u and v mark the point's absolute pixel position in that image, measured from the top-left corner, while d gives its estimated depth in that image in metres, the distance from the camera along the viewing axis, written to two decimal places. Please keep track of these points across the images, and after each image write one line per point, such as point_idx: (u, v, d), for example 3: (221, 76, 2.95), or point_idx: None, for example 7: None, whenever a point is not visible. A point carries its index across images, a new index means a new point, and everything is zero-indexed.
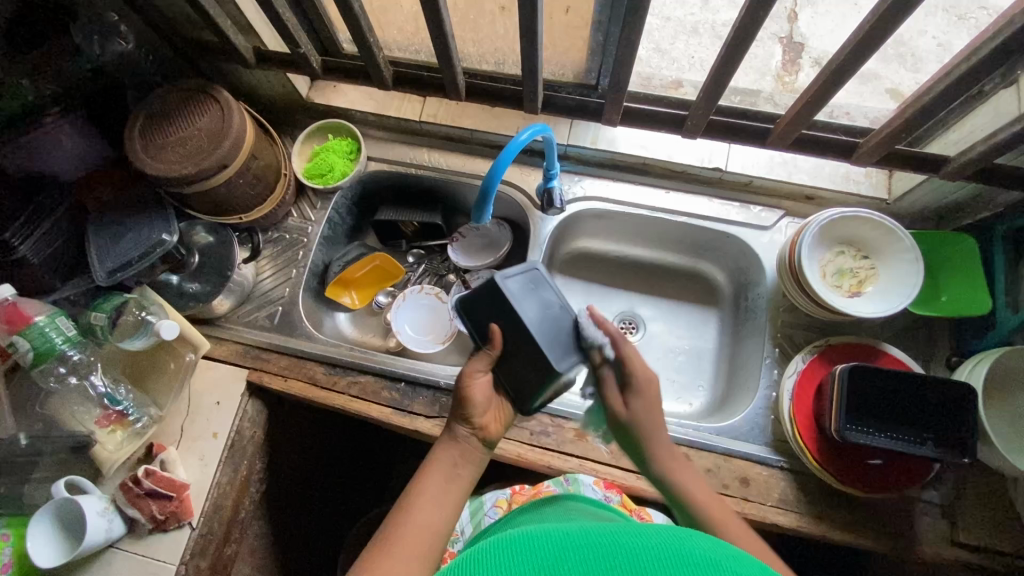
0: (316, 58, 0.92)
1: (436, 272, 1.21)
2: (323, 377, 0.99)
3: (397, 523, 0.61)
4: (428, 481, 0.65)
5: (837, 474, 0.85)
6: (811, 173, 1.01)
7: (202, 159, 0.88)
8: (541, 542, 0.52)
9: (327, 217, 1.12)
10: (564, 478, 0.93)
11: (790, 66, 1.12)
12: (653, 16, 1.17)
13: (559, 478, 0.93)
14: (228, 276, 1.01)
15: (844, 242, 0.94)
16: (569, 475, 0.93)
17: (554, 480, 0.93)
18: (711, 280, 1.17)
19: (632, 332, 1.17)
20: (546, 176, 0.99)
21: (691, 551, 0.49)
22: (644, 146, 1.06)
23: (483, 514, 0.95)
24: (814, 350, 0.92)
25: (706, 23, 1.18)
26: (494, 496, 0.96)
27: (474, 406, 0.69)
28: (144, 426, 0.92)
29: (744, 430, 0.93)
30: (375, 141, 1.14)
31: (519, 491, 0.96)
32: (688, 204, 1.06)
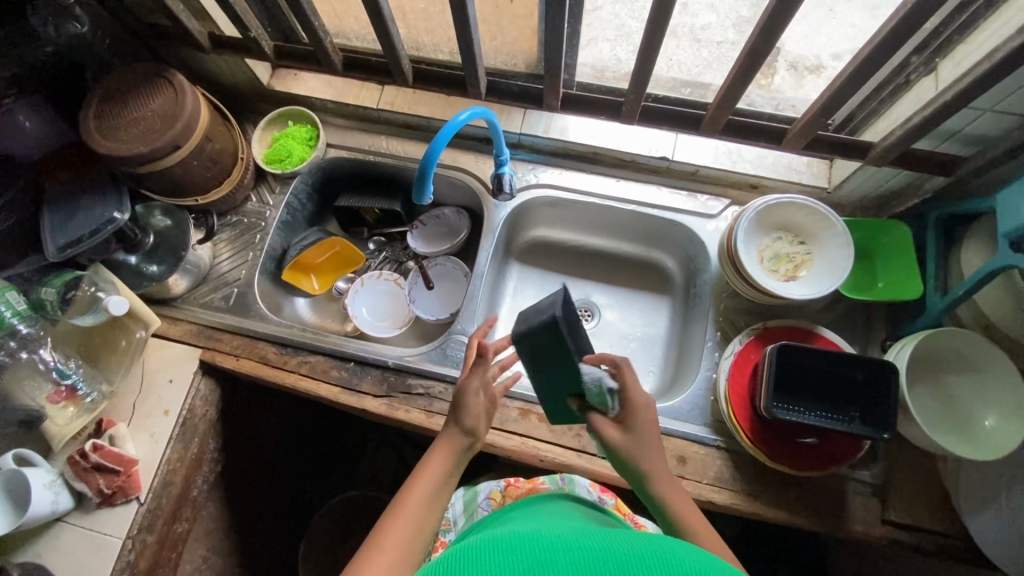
0: (268, 44, 0.94)
1: (396, 259, 1.24)
2: (274, 357, 1.01)
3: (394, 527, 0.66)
4: (420, 488, 0.70)
5: (770, 452, 0.87)
6: (755, 163, 1.04)
7: (154, 139, 0.90)
8: (528, 545, 0.53)
9: (285, 202, 1.13)
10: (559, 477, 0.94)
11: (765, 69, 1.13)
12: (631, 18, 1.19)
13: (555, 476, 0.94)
14: (182, 256, 1.02)
15: (782, 227, 0.97)
16: (564, 475, 0.94)
17: (549, 478, 0.94)
18: (663, 268, 1.19)
19: (587, 319, 1.19)
20: (497, 162, 1.02)
21: (677, 560, 0.48)
22: (594, 135, 1.09)
23: (477, 505, 0.95)
24: (751, 332, 0.95)
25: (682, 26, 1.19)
26: (488, 488, 0.97)
27: (465, 412, 0.76)
28: (95, 401, 0.94)
29: (684, 410, 0.95)
30: (335, 129, 1.16)
31: (514, 485, 0.97)
32: (637, 192, 1.09)
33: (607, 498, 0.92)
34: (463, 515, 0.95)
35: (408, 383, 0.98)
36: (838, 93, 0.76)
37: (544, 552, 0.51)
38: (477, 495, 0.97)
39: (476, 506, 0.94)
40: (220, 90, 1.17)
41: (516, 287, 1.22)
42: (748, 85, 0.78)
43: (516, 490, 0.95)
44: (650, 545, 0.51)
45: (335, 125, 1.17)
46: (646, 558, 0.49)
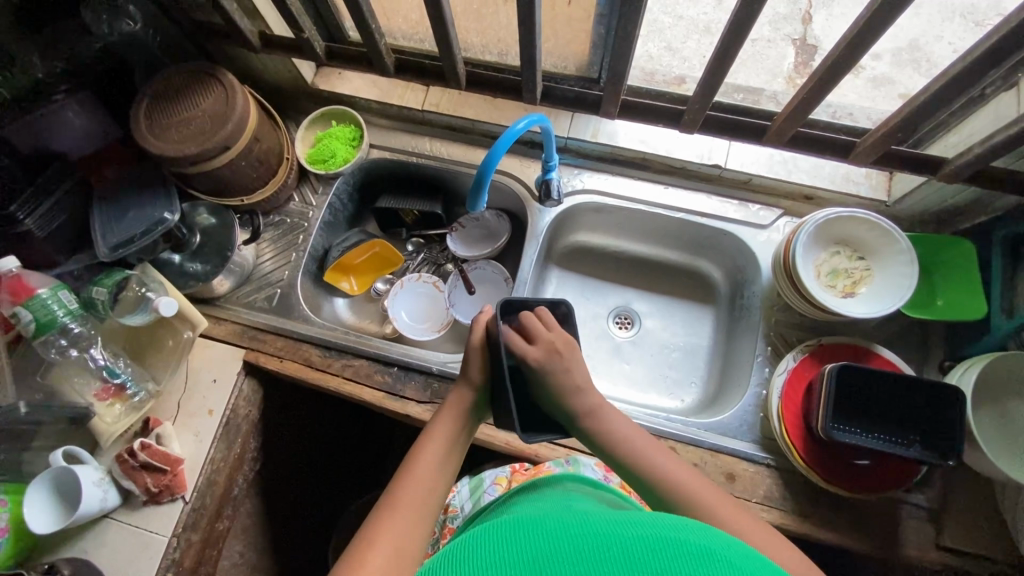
0: (320, 44, 0.93)
1: (434, 261, 1.23)
2: (317, 359, 1.01)
3: (401, 483, 0.65)
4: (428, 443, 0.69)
5: (824, 474, 0.85)
6: (810, 173, 1.01)
7: (205, 140, 0.90)
8: (535, 532, 0.51)
9: (328, 203, 1.13)
10: (565, 459, 0.92)
11: (802, 69, 1.09)
12: (664, 14, 1.15)
13: (561, 458, 0.92)
14: (228, 256, 1.02)
15: (840, 241, 0.94)
16: (570, 457, 0.92)
17: (555, 461, 0.91)
18: (707, 278, 1.17)
19: (627, 327, 1.18)
20: (546, 168, 1.00)
21: (686, 540, 0.47)
22: (644, 141, 1.06)
23: (483, 490, 0.93)
24: (805, 349, 0.92)
25: (719, 23, 1.15)
26: (494, 474, 0.95)
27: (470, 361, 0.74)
28: (142, 400, 0.95)
29: (733, 426, 0.94)
30: (378, 129, 1.15)
31: (519, 471, 0.95)
32: (687, 200, 1.06)
33: (613, 477, 0.90)
34: (471, 500, 0.93)
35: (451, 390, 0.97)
36: (918, 109, 0.73)
37: (550, 538, 0.49)
38: (483, 481, 0.95)
39: (484, 491, 0.92)
40: (263, 87, 1.16)
41: (555, 293, 1.22)
42: (823, 96, 0.75)
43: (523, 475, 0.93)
44: (655, 527, 0.49)
45: (378, 125, 1.15)
46: (653, 540, 0.47)
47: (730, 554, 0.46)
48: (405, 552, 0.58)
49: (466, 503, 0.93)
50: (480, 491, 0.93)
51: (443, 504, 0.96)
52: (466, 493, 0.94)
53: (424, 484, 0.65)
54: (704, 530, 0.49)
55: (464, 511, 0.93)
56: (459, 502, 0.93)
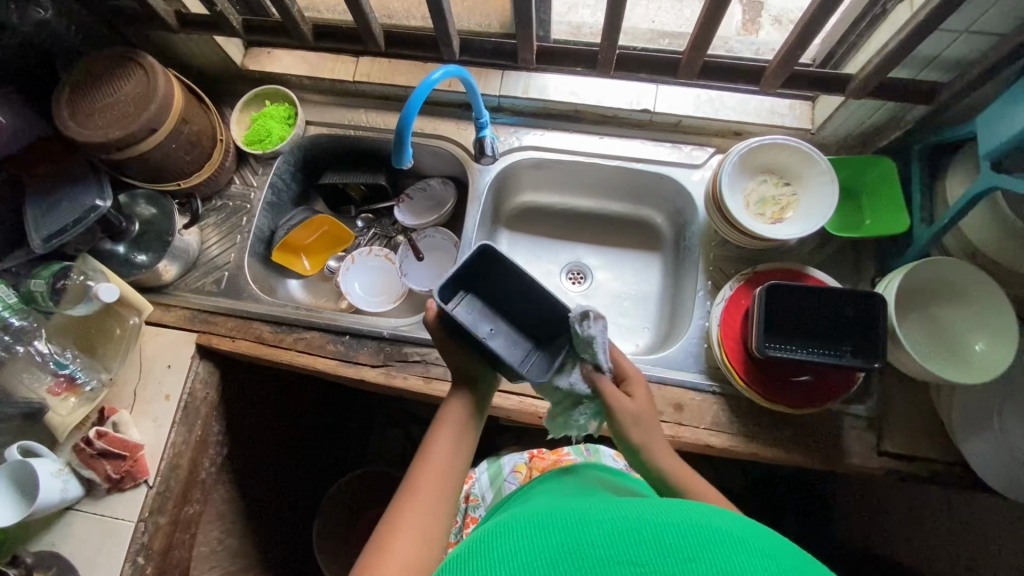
0: (236, 18, 0.92)
1: (385, 235, 1.24)
2: (269, 335, 1.01)
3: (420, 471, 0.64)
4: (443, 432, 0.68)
5: (765, 394, 0.88)
6: (736, 110, 1.03)
7: (130, 123, 0.89)
8: (556, 520, 0.50)
9: (269, 183, 1.13)
10: (584, 449, 0.97)
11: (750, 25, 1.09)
12: None
13: (579, 447, 0.97)
14: (170, 242, 1.02)
15: (766, 170, 0.96)
16: (588, 446, 0.97)
17: (574, 450, 0.96)
18: (652, 225, 1.19)
19: (580, 281, 1.20)
20: (478, 125, 1.01)
21: (715, 527, 0.45)
22: (574, 92, 1.07)
23: (503, 478, 0.97)
24: (741, 277, 0.94)
25: None
26: (512, 462, 0.98)
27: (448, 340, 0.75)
28: (94, 390, 0.95)
29: (679, 359, 0.96)
30: (313, 106, 1.15)
31: (537, 456, 0.98)
32: (622, 147, 1.08)
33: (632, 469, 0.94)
34: (491, 489, 0.97)
35: (405, 352, 0.99)
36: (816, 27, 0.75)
37: (577, 525, 0.48)
38: (501, 469, 0.98)
39: (503, 481, 0.96)
40: (193, 73, 1.15)
41: (507, 254, 1.23)
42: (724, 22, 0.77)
43: (541, 463, 0.95)
44: (681, 513, 0.48)
45: (313, 102, 1.16)
46: (680, 526, 0.45)
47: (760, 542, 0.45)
48: (428, 540, 0.58)
49: (487, 492, 0.98)
50: (499, 479, 0.97)
51: (463, 493, 1.01)
52: (486, 482, 0.98)
53: (442, 467, 0.65)
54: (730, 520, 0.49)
55: (485, 500, 0.98)
56: (480, 491, 0.98)
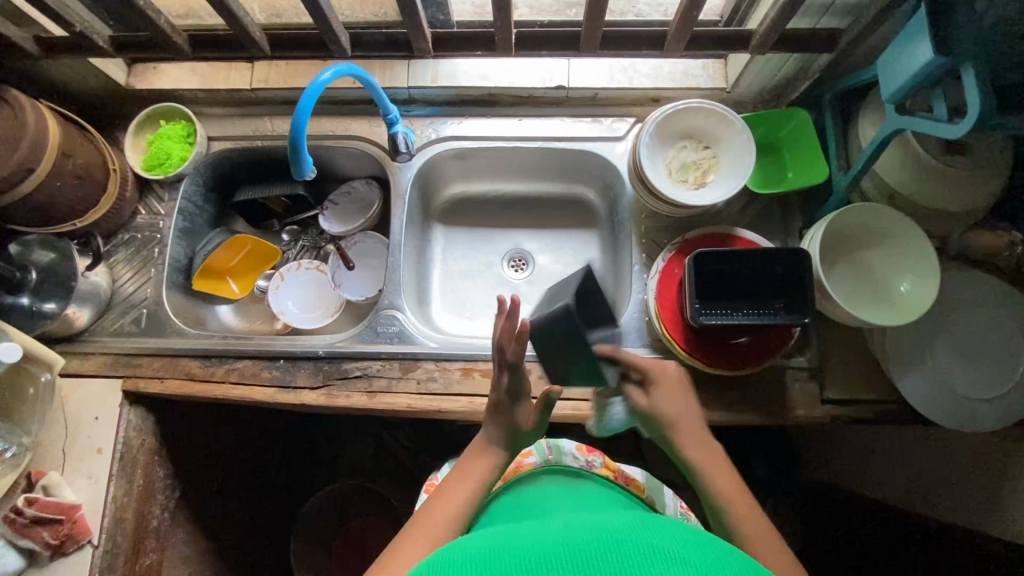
0: (101, 36, 0.85)
1: (314, 246, 1.18)
2: (199, 370, 0.96)
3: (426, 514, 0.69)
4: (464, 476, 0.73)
5: (707, 360, 0.88)
6: (651, 76, 1.01)
7: (1, 168, 0.82)
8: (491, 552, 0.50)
9: (178, 208, 1.06)
10: (545, 446, 0.91)
11: None
12: None
13: (540, 446, 0.91)
14: (74, 287, 0.94)
15: (685, 135, 0.94)
16: (550, 443, 0.92)
17: (535, 450, 0.91)
18: (586, 201, 1.17)
19: (521, 268, 1.19)
20: (388, 121, 0.96)
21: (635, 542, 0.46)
22: (485, 75, 1.03)
23: None
24: (673, 246, 0.93)
25: None
26: None
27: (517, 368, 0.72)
28: (17, 455, 0.89)
29: (623, 336, 0.96)
30: (213, 120, 1.08)
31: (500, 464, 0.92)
32: (542, 128, 1.05)
33: (594, 460, 0.89)
34: None
35: (344, 369, 0.95)
36: None
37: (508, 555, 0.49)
38: None
39: None
40: (75, 100, 1.06)
41: (444, 250, 1.20)
42: None
43: (503, 468, 0.89)
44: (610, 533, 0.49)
45: (213, 116, 1.08)
46: (604, 546, 0.46)
47: (677, 547, 0.46)
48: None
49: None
50: None
51: None
52: None
53: (450, 514, 0.68)
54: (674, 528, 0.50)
55: None
56: None
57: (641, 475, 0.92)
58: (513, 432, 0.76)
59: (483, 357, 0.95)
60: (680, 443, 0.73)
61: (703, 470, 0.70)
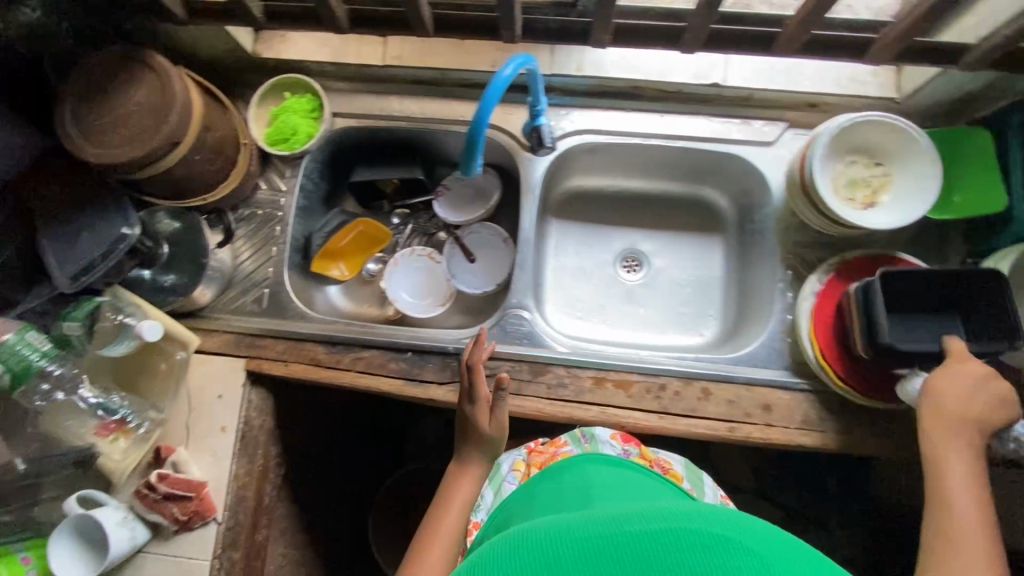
0: (256, 4, 0.78)
1: (424, 231, 1.16)
2: (324, 357, 0.95)
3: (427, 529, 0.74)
4: (451, 488, 0.78)
5: (865, 391, 0.84)
6: (814, 79, 0.94)
7: (149, 139, 0.78)
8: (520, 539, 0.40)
9: (299, 186, 1.03)
10: (580, 435, 0.85)
11: None
12: None
13: (576, 435, 0.85)
14: (204, 263, 0.92)
15: (854, 149, 0.88)
16: (585, 432, 0.85)
17: (571, 439, 0.85)
18: (713, 206, 1.12)
19: (635, 270, 1.14)
20: (535, 113, 0.89)
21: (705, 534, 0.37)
22: (634, 66, 0.97)
23: (501, 478, 0.86)
24: (829, 269, 0.90)
25: None
26: (511, 459, 0.87)
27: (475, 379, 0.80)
28: (147, 430, 0.90)
29: (761, 356, 0.92)
30: (338, 95, 1.03)
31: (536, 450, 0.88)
32: (686, 126, 0.99)
33: (633, 450, 0.83)
34: (491, 489, 0.86)
35: None
36: None
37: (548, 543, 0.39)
38: (499, 469, 0.87)
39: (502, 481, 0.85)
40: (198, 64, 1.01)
41: (557, 245, 1.16)
42: None
43: (539, 458, 0.85)
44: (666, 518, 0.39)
45: (337, 90, 1.03)
46: (662, 535, 0.37)
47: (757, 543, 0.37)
48: None
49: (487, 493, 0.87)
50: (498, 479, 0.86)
51: None
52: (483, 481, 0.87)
53: (444, 529, 0.73)
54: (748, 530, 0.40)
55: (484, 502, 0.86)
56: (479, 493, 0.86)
57: (680, 465, 0.86)
58: (487, 440, 0.78)
59: (616, 367, 0.91)
60: (942, 453, 0.70)
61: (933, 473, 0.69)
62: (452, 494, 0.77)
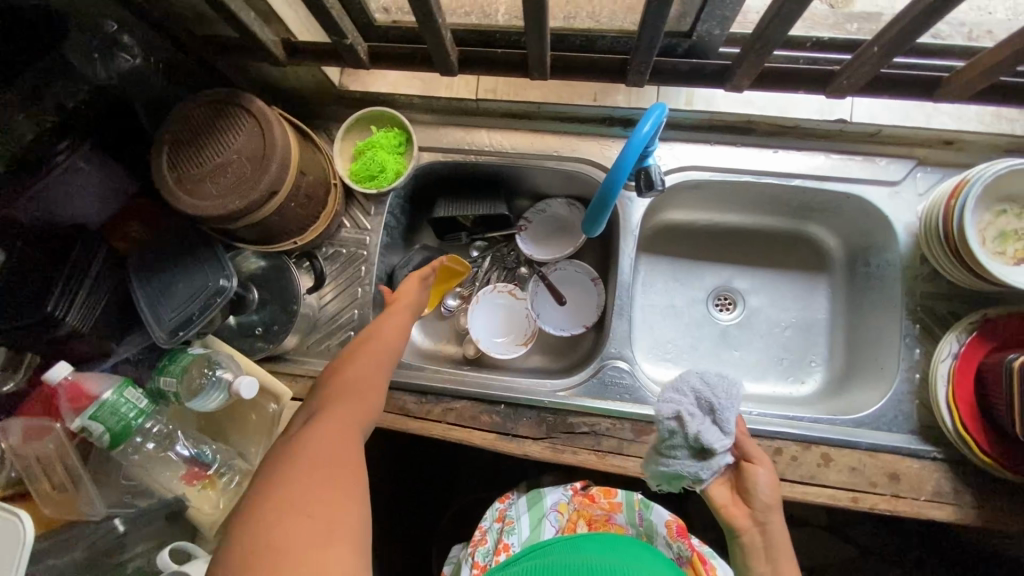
0: (362, 45, 0.73)
1: (503, 264, 1.10)
2: (414, 407, 0.91)
3: (333, 387, 0.74)
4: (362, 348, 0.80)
5: (1015, 468, 0.76)
6: (954, 115, 0.85)
7: (249, 189, 0.74)
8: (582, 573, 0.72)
9: (384, 224, 0.98)
10: (637, 504, 0.89)
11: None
12: None
13: (634, 502, 0.90)
14: (294, 310, 0.89)
15: (1005, 197, 0.80)
16: (643, 502, 0.89)
17: (627, 500, 0.90)
18: (818, 243, 1.04)
19: (729, 310, 1.07)
20: (643, 155, 0.82)
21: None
22: (750, 100, 0.89)
23: (544, 517, 0.88)
24: (971, 328, 0.81)
25: None
26: (557, 498, 0.90)
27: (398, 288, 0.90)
28: (236, 483, 0.86)
29: (887, 419, 0.85)
30: (425, 128, 0.98)
31: (584, 498, 0.91)
32: (802, 163, 0.91)
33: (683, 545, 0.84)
34: (530, 518, 0.88)
35: (570, 423, 0.88)
36: None
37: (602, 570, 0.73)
38: (544, 501, 0.90)
39: (545, 519, 0.88)
40: (283, 98, 0.97)
41: (645, 282, 1.09)
42: None
43: (590, 511, 0.89)
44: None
45: (424, 124, 0.98)
46: None
47: None
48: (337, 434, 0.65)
49: (524, 516, 0.89)
50: (542, 517, 0.88)
51: (497, 511, 0.91)
52: (527, 510, 0.89)
53: (360, 385, 0.75)
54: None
55: (520, 526, 0.88)
56: (517, 515, 0.89)
57: None
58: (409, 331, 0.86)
59: None
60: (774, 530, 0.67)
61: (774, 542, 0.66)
62: (339, 407, 0.71)
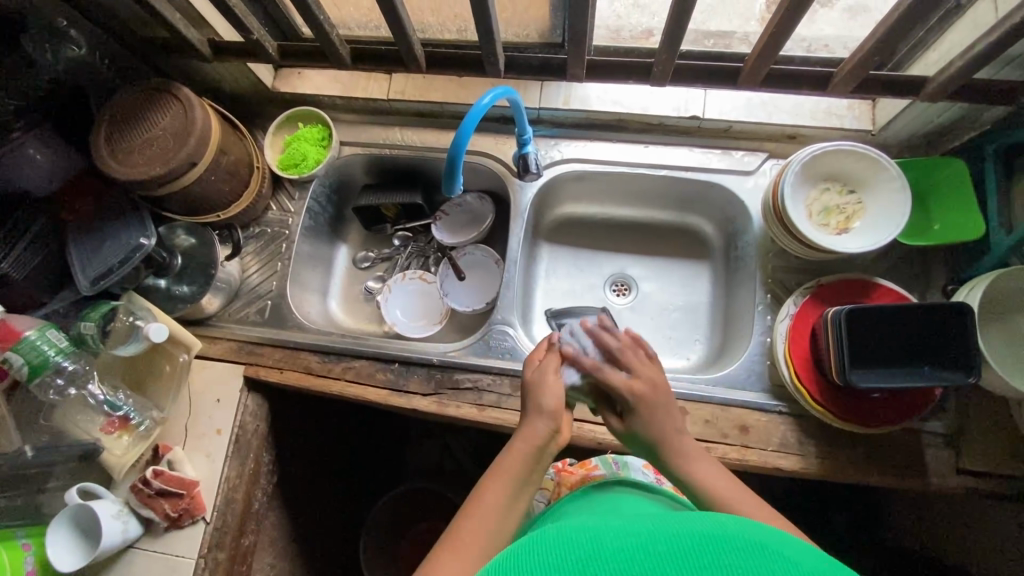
0: (271, 44, 0.89)
1: (422, 254, 1.21)
2: (317, 365, 1.00)
3: (462, 519, 0.65)
4: (507, 463, 0.69)
5: (840, 414, 0.84)
6: (790, 113, 0.98)
7: (170, 159, 0.87)
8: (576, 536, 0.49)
9: (306, 208, 1.11)
10: (612, 460, 0.89)
11: None
12: None
13: (607, 458, 0.90)
14: (212, 275, 1.00)
15: (828, 177, 0.92)
16: (618, 458, 0.90)
17: (601, 461, 0.89)
18: (699, 233, 1.15)
19: (625, 294, 1.16)
20: (522, 142, 0.98)
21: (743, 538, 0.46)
22: (618, 101, 1.03)
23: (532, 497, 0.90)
24: (806, 292, 0.91)
25: None
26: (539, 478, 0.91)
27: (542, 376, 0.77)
28: (148, 428, 0.94)
29: (741, 378, 0.93)
30: (347, 125, 1.13)
31: (564, 468, 0.91)
32: (668, 156, 1.04)
33: (665, 480, 0.87)
34: None
35: (456, 379, 0.96)
36: (890, 31, 0.70)
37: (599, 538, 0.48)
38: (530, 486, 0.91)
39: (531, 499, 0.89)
40: (224, 100, 1.13)
41: (548, 268, 1.20)
42: (795, 28, 0.72)
43: (570, 477, 0.88)
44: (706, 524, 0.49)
45: (345, 122, 1.13)
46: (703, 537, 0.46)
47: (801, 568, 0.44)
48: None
49: None
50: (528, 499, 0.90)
51: None
52: None
53: (485, 527, 0.64)
54: (778, 533, 0.49)
55: None
56: None
57: None
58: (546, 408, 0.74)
59: None
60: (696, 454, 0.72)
61: (697, 476, 0.70)
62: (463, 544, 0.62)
